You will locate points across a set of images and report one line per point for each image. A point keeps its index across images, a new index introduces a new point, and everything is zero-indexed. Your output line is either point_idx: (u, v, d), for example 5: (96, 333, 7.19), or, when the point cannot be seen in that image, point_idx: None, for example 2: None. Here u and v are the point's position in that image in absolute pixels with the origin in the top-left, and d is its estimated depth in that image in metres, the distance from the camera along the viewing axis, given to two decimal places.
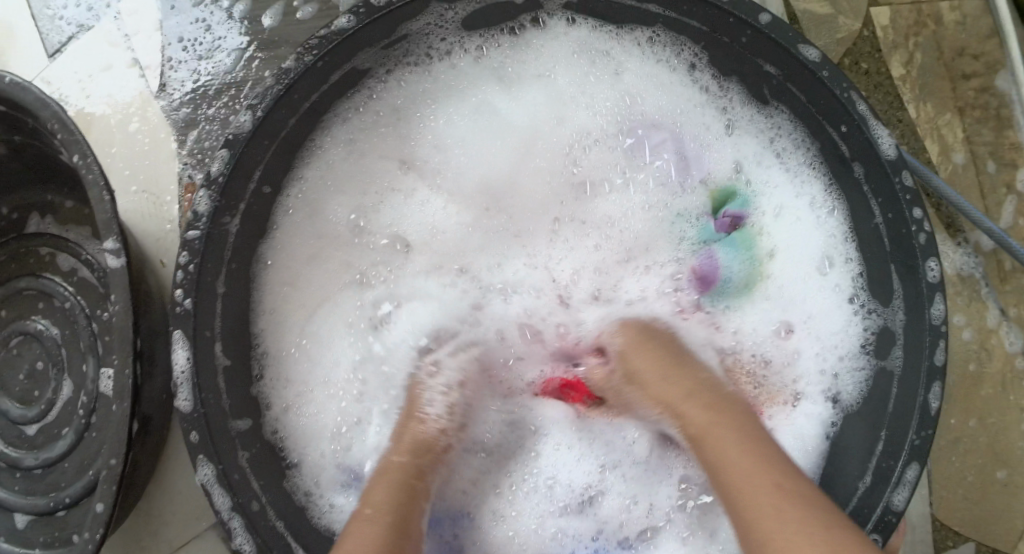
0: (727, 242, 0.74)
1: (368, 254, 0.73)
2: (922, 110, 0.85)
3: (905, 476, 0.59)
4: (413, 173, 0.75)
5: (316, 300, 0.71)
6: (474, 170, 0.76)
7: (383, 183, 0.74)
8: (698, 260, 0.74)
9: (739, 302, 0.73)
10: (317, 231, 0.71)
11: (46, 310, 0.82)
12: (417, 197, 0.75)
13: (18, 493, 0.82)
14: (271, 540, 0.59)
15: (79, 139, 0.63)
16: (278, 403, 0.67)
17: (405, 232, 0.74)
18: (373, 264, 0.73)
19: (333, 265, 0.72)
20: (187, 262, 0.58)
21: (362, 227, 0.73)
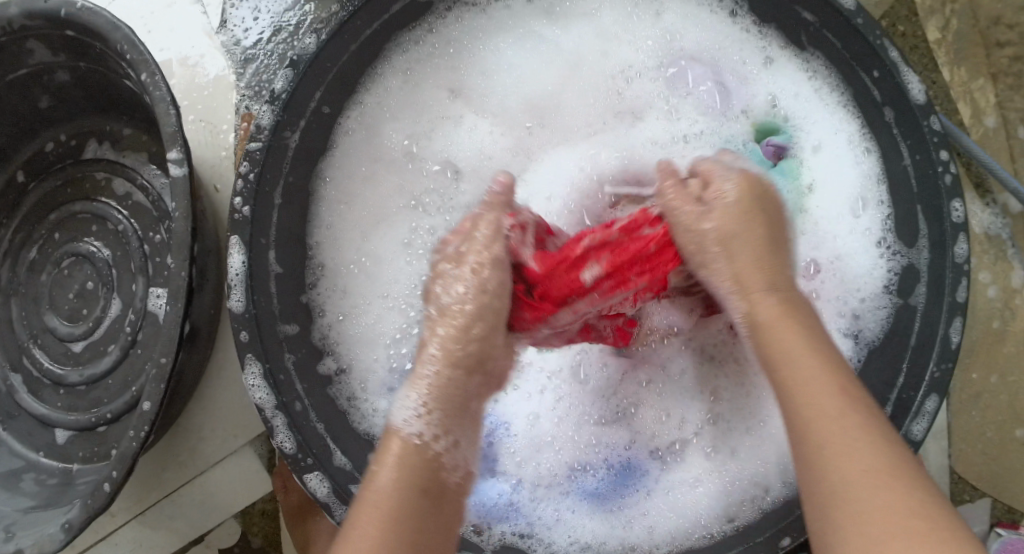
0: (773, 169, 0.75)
1: (422, 178, 0.76)
2: (958, 74, 0.86)
3: (925, 406, 0.60)
4: (461, 100, 0.77)
5: (371, 218, 0.74)
6: (518, 93, 0.78)
7: (434, 112, 0.77)
8: None
9: None
10: (371, 155, 0.74)
11: (100, 232, 0.86)
12: (464, 123, 0.77)
13: (63, 408, 0.86)
14: (311, 439, 0.60)
15: (148, 59, 0.66)
16: (332, 311, 0.70)
17: (455, 156, 0.76)
18: (427, 185, 0.76)
19: (387, 185, 0.75)
20: (248, 171, 0.61)
21: (415, 153, 0.76)
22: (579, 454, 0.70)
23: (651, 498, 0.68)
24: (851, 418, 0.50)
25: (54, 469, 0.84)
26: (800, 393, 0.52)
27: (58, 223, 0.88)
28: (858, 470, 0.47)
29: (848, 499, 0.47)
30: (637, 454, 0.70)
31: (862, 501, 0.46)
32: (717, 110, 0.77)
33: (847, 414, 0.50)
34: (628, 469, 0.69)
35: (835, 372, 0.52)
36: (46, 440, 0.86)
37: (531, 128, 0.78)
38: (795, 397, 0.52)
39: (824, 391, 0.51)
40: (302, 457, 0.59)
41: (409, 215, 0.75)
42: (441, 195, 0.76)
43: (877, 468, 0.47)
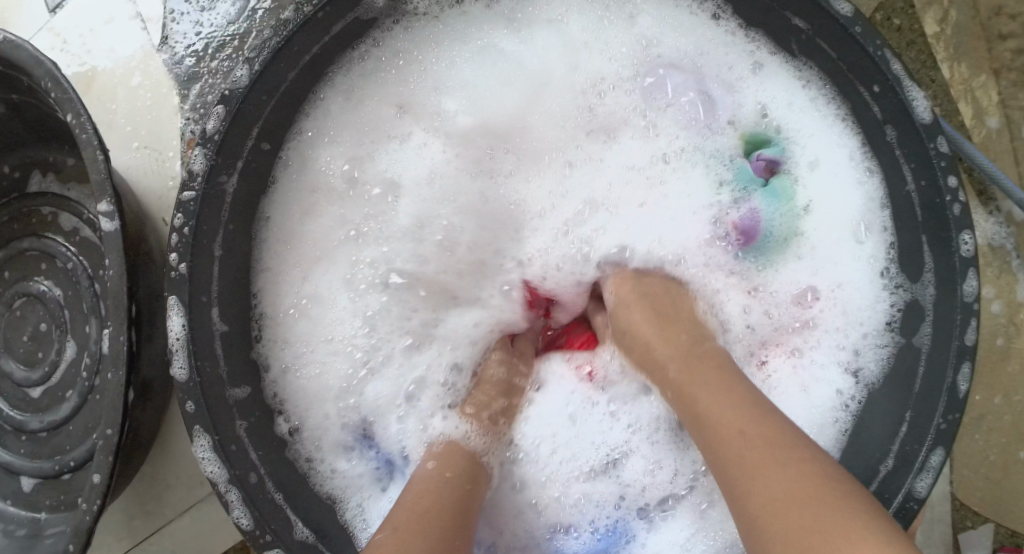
0: (764, 189, 0.71)
1: (368, 205, 0.71)
2: (957, 70, 0.80)
3: (930, 461, 0.58)
4: (409, 117, 0.72)
5: (313, 256, 0.69)
6: (472, 111, 0.73)
7: (379, 131, 0.71)
8: (738, 212, 0.72)
9: (778, 256, 0.71)
10: (308, 186, 0.69)
11: (50, 270, 0.81)
12: (412, 141, 0.72)
13: (26, 455, 0.82)
14: (269, 513, 0.59)
15: (73, 98, 0.62)
16: (275, 361, 0.67)
17: (401, 179, 0.72)
18: (367, 213, 0.71)
19: (326, 218, 0.70)
20: (182, 224, 0.58)
21: (357, 178, 0.71)
22: (562, 513, 0.69)
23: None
24: (753, 418, 0.50)
25: (22, 519, 0.80)
26: (693, 395, 0.55)
27: (5, 261, 0.83)
28: (776, 451, 0.47)
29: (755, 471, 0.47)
30: (625, 515, 0.69)
31: (767, 479, 0.46)
32: (701, 123, 0.72)
33: (740, 419, 0.50)
34: (613, 531, 0.68)
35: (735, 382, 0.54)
36: (12, 487, 0.82)
37: (494, 149, 0.73)
38: (685, 403, 0.55)
39: (720, 398, 0.53)
40: (260, 533, 0.58)
41: (353, 248, 0.71)
42: (383, 220, 0.71)
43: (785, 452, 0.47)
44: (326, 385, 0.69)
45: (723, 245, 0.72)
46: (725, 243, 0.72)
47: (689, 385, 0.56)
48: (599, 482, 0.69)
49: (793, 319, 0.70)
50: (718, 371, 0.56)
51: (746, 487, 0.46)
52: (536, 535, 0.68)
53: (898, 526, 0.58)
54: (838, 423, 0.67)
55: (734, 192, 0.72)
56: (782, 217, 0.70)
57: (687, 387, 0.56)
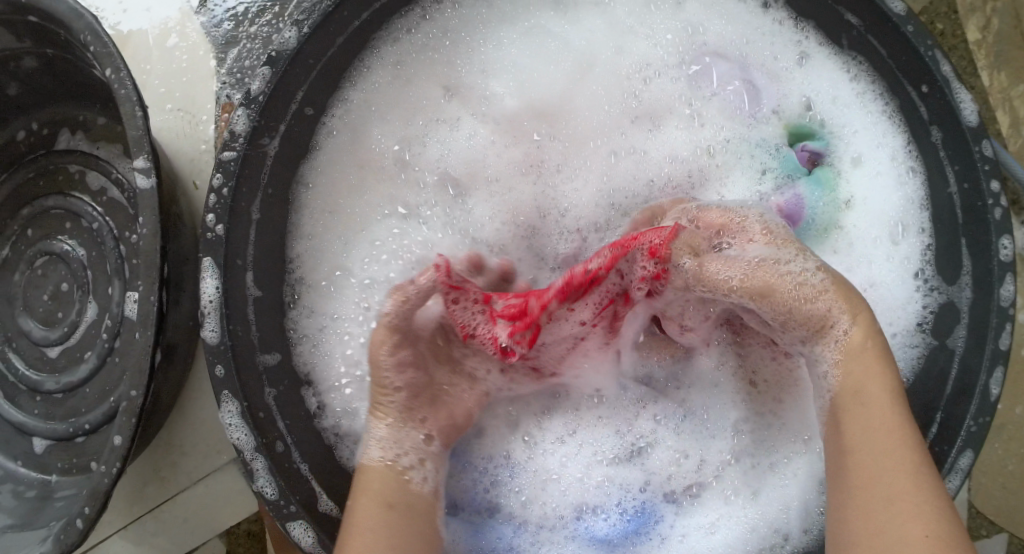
0: (808, 177, 0.70)
1: (418, 190, 0.70)
2: (997, 78, 0.80)
3: (959, 463, 0.59)
4: (457, 101, 0.71)
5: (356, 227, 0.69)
6: (518, 94, 0.71)
7: (427, 112, 0.71)
8: (784, 196, 0.70)
9: (816, 246, 0.69)
10: (355, 160, 0.69)
11: (74, 230, 0.81)
12: (461, 128, 0.71)
13: (39, 415, 0.81)
14: (295, 482, 0.59)
15: (113, 53, 0.62)
16: (303, 330, 0.66)
17: (451, 170, 0.70)
18: (411, 197, 0.70)
19: (373, 195, 0.69)
20: (222, 185, 0.58)
21: (407, 160, 0.70)
22: (586, 496, 0.68)
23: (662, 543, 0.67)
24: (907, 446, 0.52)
25: (32, 480, 0.79)
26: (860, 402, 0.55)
27: (29, 219, 0.83)
28: (899, 485, 0.50)
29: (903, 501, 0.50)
30: (652, 497, 0.68)
31: (906, 508, 0.49)
32: (745, 112, 0.71)
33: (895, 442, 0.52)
34: (640, 513, 0.68)
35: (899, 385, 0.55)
36: (23, 448, 0.81)
37: (540, 137, 0.71)
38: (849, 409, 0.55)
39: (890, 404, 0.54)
40: (284, 504, 0.58)
41: (400, 227, 0.69)
42: (442, 210, 0.70)
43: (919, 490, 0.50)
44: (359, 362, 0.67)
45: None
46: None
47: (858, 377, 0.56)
48: (625, 465, 0.68)
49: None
50: (883, 364, 0.55)
51: (885, 511, 0.50)
52: (560, 518, 0.68)
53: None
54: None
55: (777, 178, 0.71)
56: (825, 206, 0.69)
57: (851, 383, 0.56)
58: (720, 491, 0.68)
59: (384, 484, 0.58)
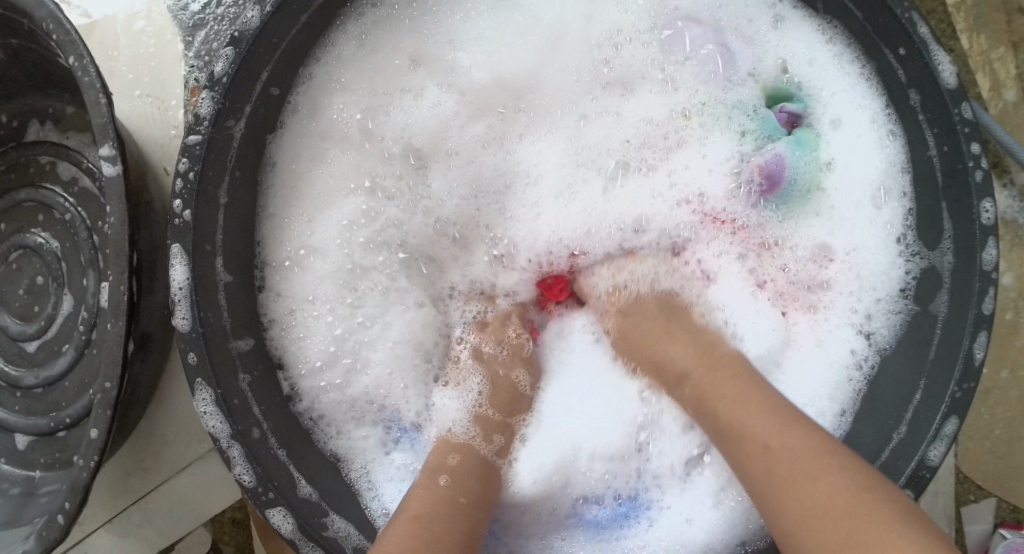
0: (789, 138, 0.70)
1: (383, 161, 0.70)
2: (975, 41, 0.79)
3: (943, 429, 0.58)
4: (423, 71, 0.70)
5: (321, 203, 0.69)
6: (488, 63, 0.71)
7: (392, 82, 0.70)
8: (764, 157, 0.70)
9: (799, 205, 0.70)
10: (319, 133, 0.68)
11: (47, 222, 0.80)
12: (427, 96, 0.71)
13: (20, 412, 0.81)
14: (272, 470, 0.58)
15: (75, 40, 0.60)
16: (273, 312, 0.66)
17: (415, 138, 0.71)
18: (376, 171, 0.70)
19: (341, 167, 0.69)
20: (188, 169, 0.57)
21: (370, 129, 0.70)
22: (577, 475, 0.70)
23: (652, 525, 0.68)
24: (769, 402, 0.56)
25: (15, 477, 0.79)
26: (708, 390, 0.60)
27: (2, 213, 0.82)
28: (794, 460, 0.51)
29: (794, 478, 0.50)
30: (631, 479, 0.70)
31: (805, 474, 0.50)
32: (719, 76, 0.71)
33: (767, 408, 0.55)
34: (633, 499, 0.69)
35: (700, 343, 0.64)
36: (6, 445, 0.81)
37: (506, 108, 0.72)
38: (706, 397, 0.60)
39: (732, 391, 0.58)
40: (262, 490, 0.57)
41: (366, 202, 0.70)
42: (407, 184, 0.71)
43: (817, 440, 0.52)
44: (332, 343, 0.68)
45: (746, 192, 0.71)
46: (748, 192, 0.71)
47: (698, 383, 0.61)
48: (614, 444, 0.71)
49: (809, 278, 0.70)
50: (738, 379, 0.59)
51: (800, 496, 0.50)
52: (550, 499, 0.69)
53: (909, 494, 0.58)
54: (852, 379, 0.67)
55: (758, 141, 0.71)
56: (807, 166, 0.69)
57: (710, 394, 0.59)
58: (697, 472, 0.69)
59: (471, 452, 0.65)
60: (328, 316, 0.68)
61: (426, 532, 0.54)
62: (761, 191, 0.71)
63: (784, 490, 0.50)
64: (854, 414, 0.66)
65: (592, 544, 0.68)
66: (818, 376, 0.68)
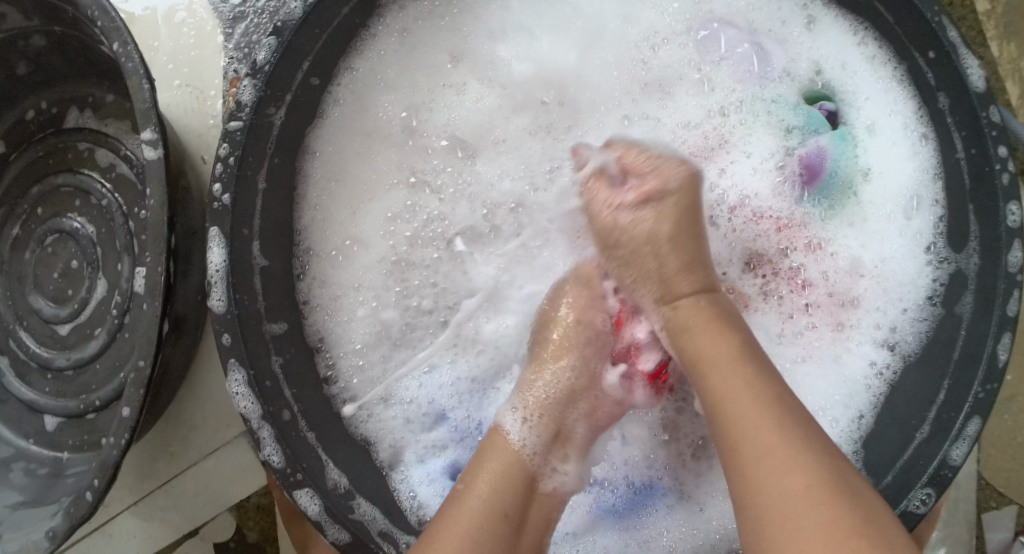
0: (834, 133, 0.71)
1: (427, 156, 0.72)
2: (1006, 48, 0.78)
3: (966, 430, 0.58)
4: (464, 67, 0.73)
5: (363, 194, 0.71)
6: (528, 60, 0.73)
7: (433, 77, 0.72)
8: (806, 150, 0.71)
9: (839, 204, 0.71)
10: (365, 128, 0.71)
11: (83, 207, 0.82)
12: (469, 91, 0.73)
13: (50, 393, 0.82)
14: (299, 453, 0.59)
15: (120, 27, 0.62)
16: (317, 298, 0.68)
17: (457, 132, 0.72)
18: (417, 163, 0.72)
19: (382, 161, 0.71)
20: (228, 154, 0.58)
21: (414, 126, 0.72)
22: (595, 467, 0.69)
23: (669, 521, 0.67)
24: (762, 399, 0.50)
25: (45, 456, 0.80)
26: (712, 376, 0.53)
27: (39, 197, 0.84)
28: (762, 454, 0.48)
29: (771, 462, 0.47)
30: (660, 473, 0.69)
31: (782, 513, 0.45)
32: (755, 75, 0.73)
33: (753, 393, 0.51)
34: (649, 488, 0.68)
35: (748, 348, 0.54)
36: (36, 426, 0.83)
37: (548, 103, 0.73)
38: (709, 382, 0.53)
39: (735, 365, 0.53)
40: (290, 472, 0.57)
41: (410, 196, 0.71)
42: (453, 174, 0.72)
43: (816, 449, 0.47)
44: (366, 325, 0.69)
45: (790, 186, 0.71)
46: (789, 187, 0.71)
47: (692, 345, 0.57)
48: (629, 438, 0.70)
49: (844, 290, 0.69)
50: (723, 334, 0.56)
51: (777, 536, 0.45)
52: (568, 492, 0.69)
53: (930, 493, 0.57)
54: (872, 390, 0.67)
55: (802, 135, 0.72)
56: (846, 163, 0.70)
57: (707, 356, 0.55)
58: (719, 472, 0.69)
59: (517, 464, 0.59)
60: (369, 304, 0.69)
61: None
62: (798, 185, 0.71)
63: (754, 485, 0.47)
64: (874, 416, 0.66)
65: (610, 536, 0.67)
66: (832, 391, 0.68)
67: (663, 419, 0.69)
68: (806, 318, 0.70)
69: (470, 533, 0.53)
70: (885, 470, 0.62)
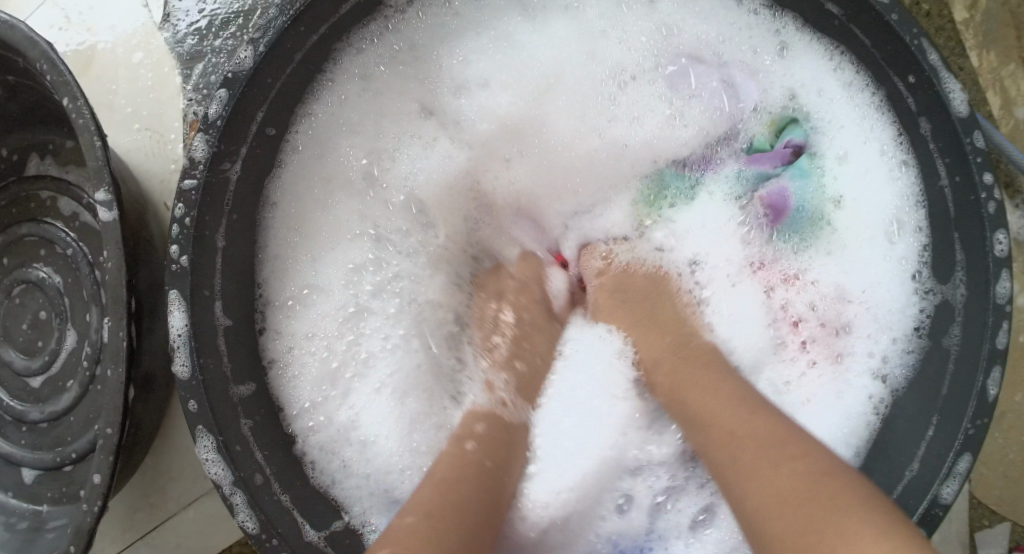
0: (793, 169, 0.71)
1: (387, 212, 0.72)
2: (986, 58, 0.76)
3: (956, 467, 0.57)
4: (434, 121, 0.72)
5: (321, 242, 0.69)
6: (494, 115, 0.74)
7: (398, 130, 0.71)
8: (767, 189, 0.72)
9: (812, 235, 0.70)
10: (324, 175, 0.69)
11: (49, 257, 0.80)
12: (438, 147, 0.73)
13: (27, 446, 0.81)
14: (274, 516, 0.58)
15: (69, 81, 0.60)
16: (273, 352, 0.66)
17: (419, 191, 0.73)
18: (380, 218, 0.71)
19: (341, 208, 0.70)
20: (183, 214, 0.56)
21: (375, 175, 0.71)
22: (591, 527, 0.69)
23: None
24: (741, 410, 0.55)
25: (23, 512, 0.79)
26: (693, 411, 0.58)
27: (5, 247, 0.82)
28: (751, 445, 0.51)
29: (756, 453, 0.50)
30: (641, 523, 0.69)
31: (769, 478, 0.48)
32: (726, 114, 0.73)
33: (748, 423, 0.53)
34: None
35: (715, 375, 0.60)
36: (13, 479, 0.81)
37: (510, 158, 0.76)
38: (694, 421, 0.58)
39: (701, 393, 0.59)
40: (266, 537, 0.56)
41: (372, 248, 0.71)
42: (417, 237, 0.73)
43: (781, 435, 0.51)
44: (327, 377, 0.68)
45: (757, 227, 0.73)
46: (757, 223, 0.73)
47: (678, 383, 0.61)
48: (633, 514, 0.69)
49: (835, 318, 0.69)
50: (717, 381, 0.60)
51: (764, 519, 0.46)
52: (556, 545, 0.68)
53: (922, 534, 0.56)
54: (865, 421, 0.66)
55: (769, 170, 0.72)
56: (817, 194, 0.70)
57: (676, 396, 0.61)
58: (701, 507, 0.68)
59: (504, 430, 0.64)
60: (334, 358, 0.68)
61: (433, 512, 0.51)
62: (765, 221, 0.72)
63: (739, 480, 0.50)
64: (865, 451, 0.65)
65: None
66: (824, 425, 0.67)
67: (669, 487, 0.70)
68: (804, 357, 0.70)
69: (434, 478, 0.56)
70: None
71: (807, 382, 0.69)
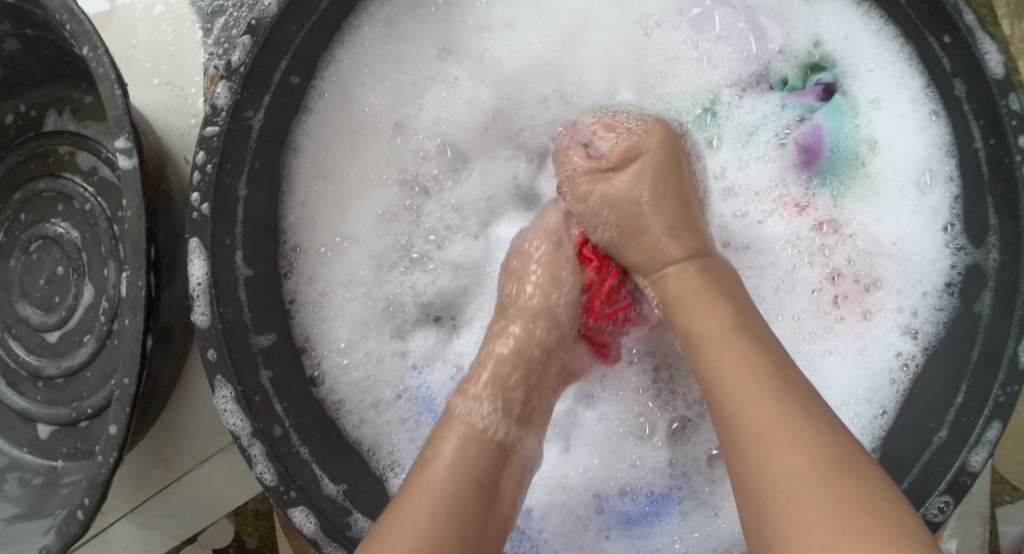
0: (827, 106, 0.68)
1: (416, 153, 0.69)
2: (1018, 27, 0.74)
3: (985, 435, 0.56)
4: (453, 60, 0.70)
5: (348, 195, 0.68)
6: (519, 57, 0.70)
7: (419, 69, 0.69)
8: (800, 132, 0.69)
9: (850, 178, 0.68)
10: (349, 122, 0.68)
11: (67, 212, 0.79)
12: (462, 89, 0.70)
13: (42, 402, 0.81)
14: (295, 469, 0.57)
15: (89, 29, 0.59)
16: (305, 296, 0.66)
17: (453, 138, 0.70)
18: (409, 164, 0.69)
19: (371, 157, 0.69)
20: (206, 161, 0.55)
21: (403, 123, 0.69)
22: (630, 478, 0.68)
23: (680, 531, 0.66)
24: (790, 431, 0.43)
25: (38, 468, 0.79)
26: (709, 349, 0.50)
27: (22, 203, 0.82)
28: (755, 413, 0.45)
29: (774, 456, 0.43)
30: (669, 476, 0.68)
31: (775, 471, 0.42)
32: (753, 56, 0.70)
33: (747, 371, 0.47)
34: (666, 497, 0.67)
35: (752, 335, 0.50)
36: (28, 435, 0.81)
37: (547, 99, 0.71)
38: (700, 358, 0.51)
39: (732, 360, 0.48)
40: (284, 490, 0.56)
41: (403, 195, 0.69)
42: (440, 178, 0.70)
43: (832, 450, 0.42)
44: (352, 322, 0.67)
45: (789, 171, 0.69)
46: (789, 170, 0.69)
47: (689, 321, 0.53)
48: (653, 440, 0.69)
49: (866, 273, 0.67)
50: (713, 302, 0.53)
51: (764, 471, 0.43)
52: (576, 503, 0.68)
53: (948, 501, 0.55)
54: (896, 382, 0.65)
55: (800, 113, 0.69)
56: (851, 132, 0.68)
57: (697, 324, 0.52)
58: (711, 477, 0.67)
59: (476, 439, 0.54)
60: (358, 300, 0.67)
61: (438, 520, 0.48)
62: (799, 165, 0.69)
63: (754, 476, 0.43)
64: (895, 414, 0.64)
65: (620, 544, 0.66)
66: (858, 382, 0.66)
67: (683, 418, 0.68)
68: (834, 313, 0.67)
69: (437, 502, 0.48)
70: (900, 473, 0.60)
71: (841, 340, 0.66)
